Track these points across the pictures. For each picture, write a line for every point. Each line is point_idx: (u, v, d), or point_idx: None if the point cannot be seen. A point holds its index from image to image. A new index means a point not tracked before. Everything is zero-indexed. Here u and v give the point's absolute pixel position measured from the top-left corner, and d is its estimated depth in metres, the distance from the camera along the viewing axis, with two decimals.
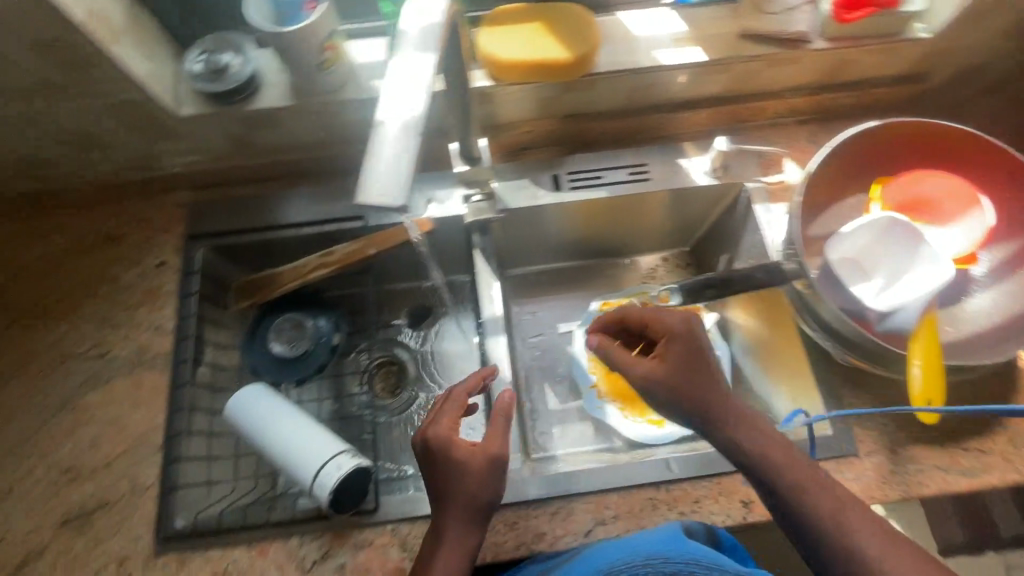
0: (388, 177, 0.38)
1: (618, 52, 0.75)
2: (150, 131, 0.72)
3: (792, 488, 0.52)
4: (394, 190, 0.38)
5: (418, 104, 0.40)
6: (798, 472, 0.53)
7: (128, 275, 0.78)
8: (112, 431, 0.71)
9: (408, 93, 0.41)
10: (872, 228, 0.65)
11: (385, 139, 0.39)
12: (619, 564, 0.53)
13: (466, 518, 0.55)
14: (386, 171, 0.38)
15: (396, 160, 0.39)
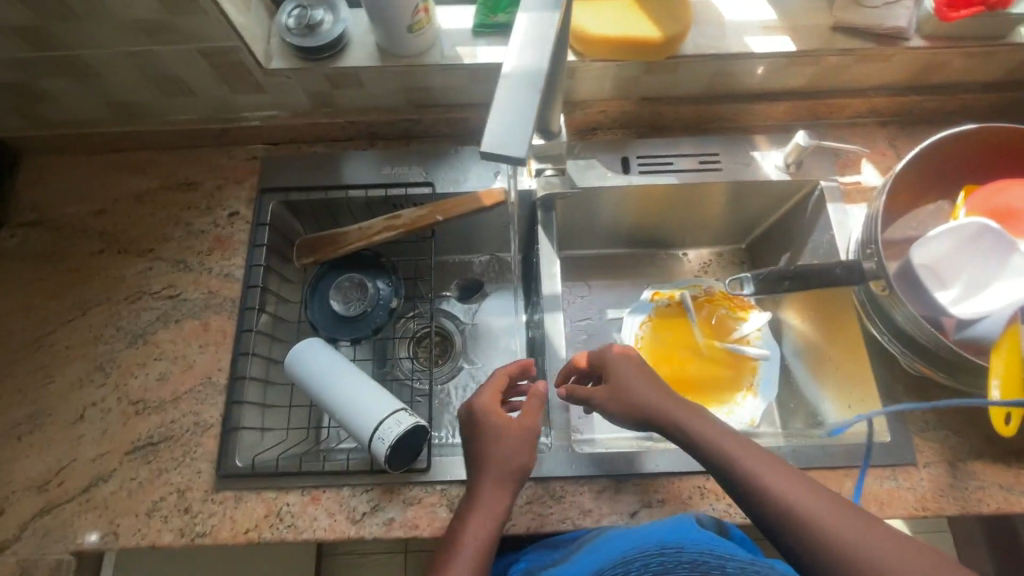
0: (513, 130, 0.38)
1: (706, 36, 0.73)
2: (237, 82, 0.74)
3: (776, 497, 0.49)
4: (513, 147, 0.38)
5: (539, 64, 0.40)
6: (780, 481, 0.50)
7: (201, 222, 0.81)
8: (178, 369, 0.73)
9: (527, 53, 0.41)
10: (958, 234, 0.63)
11: (510, 94, 0.40)
12: (632, 554, 0.55)
13: (498, 481, 0.56)
14: (510, 124, 0.39)
15: (515, 118, 0.39)
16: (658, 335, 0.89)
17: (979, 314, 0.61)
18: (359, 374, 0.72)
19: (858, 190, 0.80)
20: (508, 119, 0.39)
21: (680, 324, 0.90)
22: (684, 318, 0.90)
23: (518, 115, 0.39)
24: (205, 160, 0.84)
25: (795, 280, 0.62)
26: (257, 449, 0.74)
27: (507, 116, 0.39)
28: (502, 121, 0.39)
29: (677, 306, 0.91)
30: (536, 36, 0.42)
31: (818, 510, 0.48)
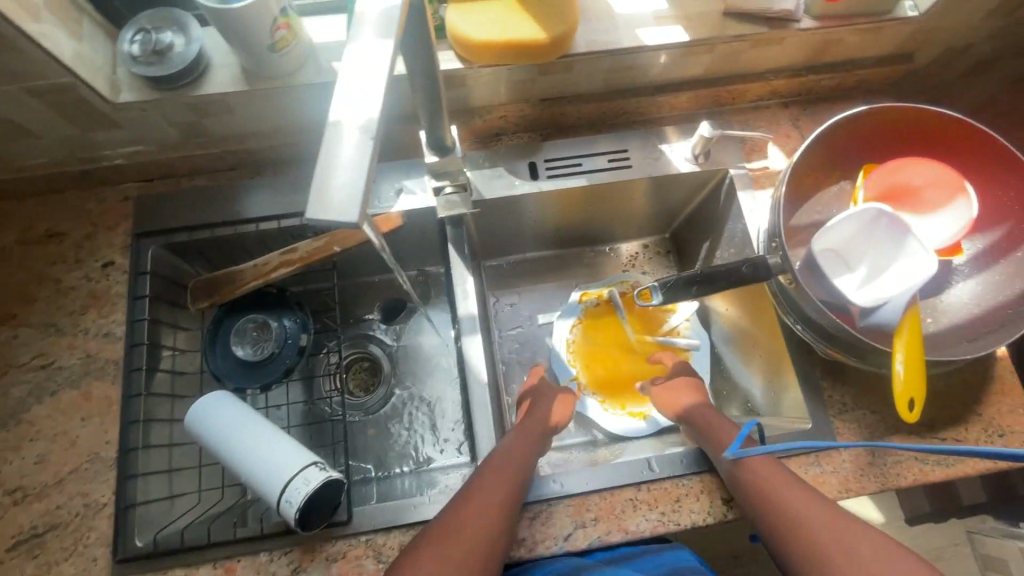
0: (343, 187, 0.34)
1: (597, 31, 0.70)
2: (86, 120, 0.66)
3: (767, 479, 0.57)
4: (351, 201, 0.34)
5: (378, 101, 0.36)
6: (767, 471, 0.58)
7: (71, 277, 0.72)
8: (60, 448, 0.66)
9: (366, 88, 0.37)
10: (860, 219, 0.63)
11: (340, 143, 0.35)
12: None
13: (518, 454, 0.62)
14: (342, 181, 0.34)
15: (352, 166, 0.35)
16: (590, 337, 0.89)
17: (880, 301, 0.61)
18: (265, 428, 0.66)
19: (766, 174, 0.79)
20: (341, 176, 0.34)
21: (610, 323, 0.90)
22: (614, 317, 0.90)
23: (349, 166, 0.35)
24: (70, 207, 0.75)
25: (703, 284, 0.61)
26: (164, 521, 0.67)
27: (336, 170, 0.34)
28: (332, 177, 0.34)
29: (606, 305, 0.90)
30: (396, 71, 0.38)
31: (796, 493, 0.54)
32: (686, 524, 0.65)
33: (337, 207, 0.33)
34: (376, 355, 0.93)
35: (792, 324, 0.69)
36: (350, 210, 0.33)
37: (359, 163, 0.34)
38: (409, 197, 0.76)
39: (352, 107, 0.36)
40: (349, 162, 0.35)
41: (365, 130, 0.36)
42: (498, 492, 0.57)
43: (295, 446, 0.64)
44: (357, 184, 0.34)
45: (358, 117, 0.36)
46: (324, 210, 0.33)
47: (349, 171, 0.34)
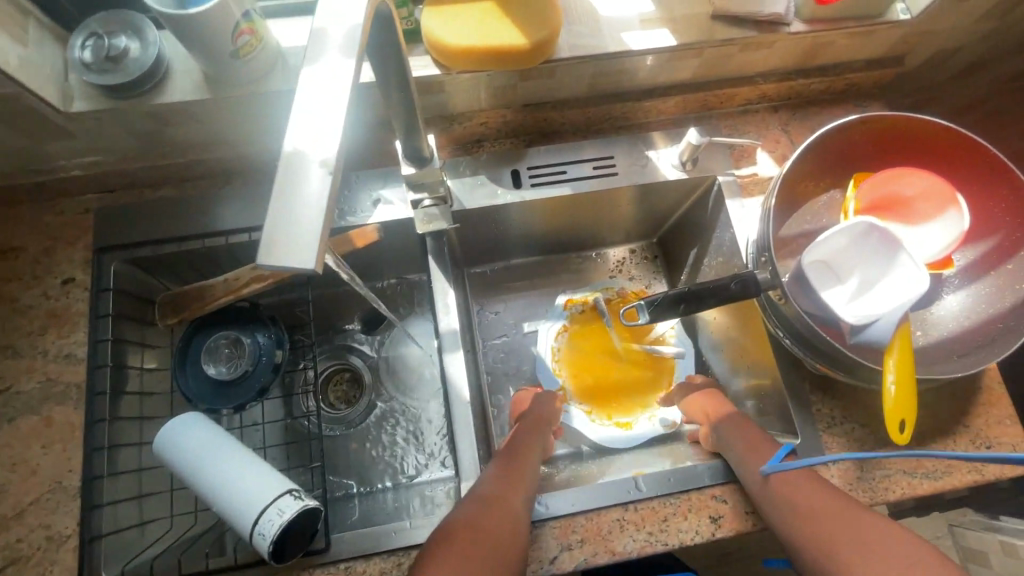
0: (299, 230, 0.31)
1: (580, 35, 0.67)
2: (37, 131, 0.61)
3: (795, 490, 0.56)
4: (309, 243, 0.31)
5: (340, 130, 0.34)
6: (794, 482, 0.57)
7: (28, 295, 0.68)
8: (19, 478, 0.62)
9: (324, 115, 0.34)
10: (850, 232, 0.61)
11: (297, 178, 0.32)
12: None
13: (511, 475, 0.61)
14: (298, 222, 0.31)
15: (310, 203, 0.32)
16: (576, 345, 0.87)
17: (869, 318, 0.59)
18: (238, 452, 0.63)
19: (754, 182, 0.77)
20: (297, 214, 0.32)
21: (596, 330, 0.88)
22: (601, 325, 0.88)
23: (306, 205, 0.32)
24: (26, 220, 0.71)
25: (691, 301, 0.59)
26: (133, 550, 0.64)
27: (291, 209, 0.32)
28: (287, 217, 0.31)
29: (593, 313, 0.88)
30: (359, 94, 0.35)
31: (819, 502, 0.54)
32: (674, 544, 0.64)
33: (292, 252, 0.30)
34: (358, 366, 0.90)
35: (780, 337, 0.68)
36: (307, 253, 0.30)
37: (316, 202, 0.32)
38: (387, 207, 0.73)
39: (311, 138, 0.33)
40: (307, 201, 0.32)
41: (324, 164, 0.33)
42: (505, 503, 0.57)
43: (269, 473, 0.61)
44: (314, 226, 0.31)
45: (316, 149, 0.33)
46: (276, 256, 0.30)
47: (306, 211, 0.31)
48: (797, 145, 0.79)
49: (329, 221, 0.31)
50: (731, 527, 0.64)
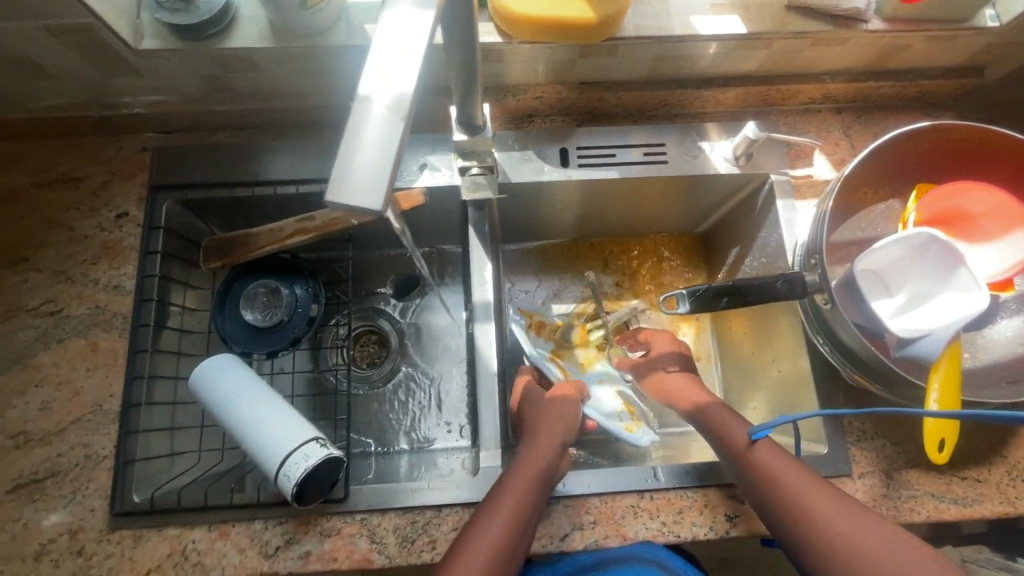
0: (366, 175, 0.31)
1: (648, 15, 0.66)
2: (108, 65, 0.63)
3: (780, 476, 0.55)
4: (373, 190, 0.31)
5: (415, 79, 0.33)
6: (778, 461, 0.56)
7: (84, 225, 0.71)
8: (63, 397, 0.65)
9: (399, 64, 0.34)
10: (906, 242, 0.59)
11: (369, 121, 0.32)
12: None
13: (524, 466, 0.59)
14: (366, 167, 0.32)
15: (376, 151, 0.32)
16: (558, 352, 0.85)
17: (920, 333, 0.57)
18: (270, 401, 0.65)
19: (808, 184, 0.75)
20: (365, 160, 0.32)
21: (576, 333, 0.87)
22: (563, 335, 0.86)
23: (375, 150, 0.32)
24: (87, 151, 0.73)
25: (734, 296, 0.57)
26: (163, 478, 0.67)
27: (360, 152, 0.32)
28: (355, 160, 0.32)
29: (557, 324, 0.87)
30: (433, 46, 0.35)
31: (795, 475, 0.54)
32: (686, 537, 0.64)
33: (357, 196, 0.31)
34: (385, 329, 0.92)
35: (818, 345, 0.67)
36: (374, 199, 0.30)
37: (386, 147, 0.32)
38: (433, 174, 0.74)
39: (385, 83, 0.33)
40: (375, 147, 0.32)
41: (396, 112, 0.33)
42: (508, 505, 0.55)
43: (297, 419, 0.63)
44: (380, 173, 0.31)
45: (390, 95, 0.33)
46: (342, 198, 0.30)
47: (374, 158, 0.32)
48: (858, 150, 0.76)
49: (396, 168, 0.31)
50: (747, 527, 0.64)
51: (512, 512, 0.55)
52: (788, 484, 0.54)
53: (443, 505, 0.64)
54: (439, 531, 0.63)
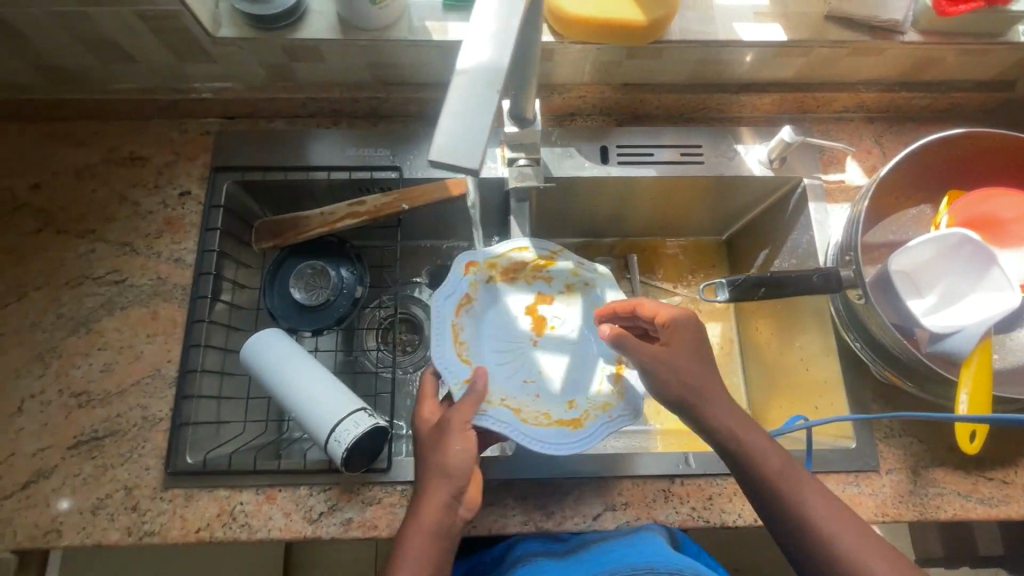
0: (463, 137, 0.33)
1: (694, 20, 0.69)
2: (186, 51, 0.68)
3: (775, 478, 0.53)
4: (465, 152, 0.33)
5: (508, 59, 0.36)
6: (774, 462, 0.53)
7: (149, 201, 0.75)
8: (124, 361, 0.69)
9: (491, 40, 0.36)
10: (939, 244, 0.62)
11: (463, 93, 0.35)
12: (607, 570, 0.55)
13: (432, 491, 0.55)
14: (460, 132, 0.33)
15: (471, 117, 0.34)
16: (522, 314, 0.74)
17: (952, 329, 0.60)
18: (320, 377, 0.67)
19: (840, 189, 0.78)
20: (461, 126, 0.34)
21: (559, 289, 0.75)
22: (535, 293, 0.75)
23: (470, 117, 0.34)
24: (154, 133, 0.78)
25: (771, 287, 0.60)
26: (211, 444, 0.70)
27: (457, 118, 0.34)
28: (451, 125, 0.34)
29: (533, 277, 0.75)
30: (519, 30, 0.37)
31: (811, 500, 0.52)
32: (715, 523, 0.65)
33: (455, 155, 0.33)
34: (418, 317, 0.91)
35: (849, 344, 0.69)
36: (471, 160, 0.33)
37: (480, 114, 0.34)
38: (478, 166, 0.77)
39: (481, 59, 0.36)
40: (472, 113, 0.34)
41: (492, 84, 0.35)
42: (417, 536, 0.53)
43: (345, 391, 0.66)
44: (477, 138, 0.33)
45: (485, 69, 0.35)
46: (443, 156, 0.33)
47: (471, 124, 0.34)
48: (889, 158, 0.79)
49: (492, 134, 0.33)
50: None
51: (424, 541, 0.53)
52: (801, 509, 0.52)
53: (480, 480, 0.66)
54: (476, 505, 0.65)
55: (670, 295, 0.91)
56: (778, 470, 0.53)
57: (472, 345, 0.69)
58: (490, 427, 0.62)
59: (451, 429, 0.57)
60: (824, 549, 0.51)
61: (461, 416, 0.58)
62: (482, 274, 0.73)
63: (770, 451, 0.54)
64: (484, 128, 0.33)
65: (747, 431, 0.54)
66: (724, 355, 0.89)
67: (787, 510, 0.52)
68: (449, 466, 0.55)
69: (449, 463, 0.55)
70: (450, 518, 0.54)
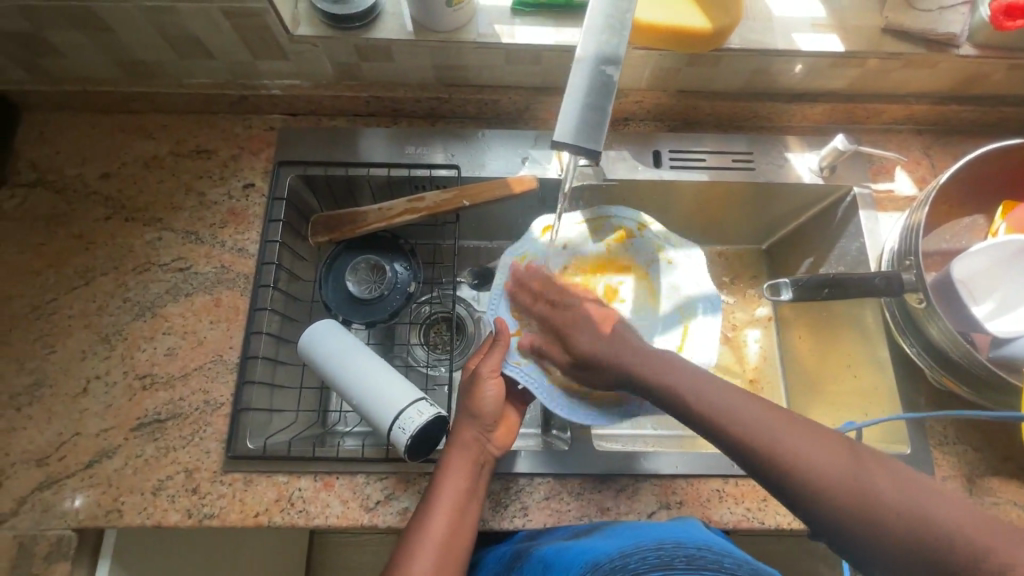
0: (585, 125, 0.44)
1: (753, 30, 0.72)
2: (263, 47, 0.71)
3: (825, 467, 0.48)
4: (586, 137, 0.44)
5: (620, 57, 0.45)
6: (819, 451, 0.49)
7: (214, 192, 0.77)
8: (189, 345, 0.71)
9: (604, 39, 0.45)
10: (998, 251, 0.63)
11: (580, 81, 0.44)
12: (629, 549, 0.51)
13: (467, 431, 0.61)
14: (582, 120, 0.44)
15: (590, 109, 0.44)
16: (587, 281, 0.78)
17: (1013, 334, 0.62)
18: (384, 367, 0.67)
19: (890, 198, 0.79)
20: (583, 114, 0.44)
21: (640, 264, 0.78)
22: (613, 261, 0.78)
23: (586, 104, 0.44)
24: (220, 127, 0.80)
25: (835, 287, 0.64)
26: (267, 431, 0.71)
27: (579, 106, 0.44)
28: (572, 110, 0.44)
29: (616, 247, 0.78)
30: (625, 29, 0.46)
31: (856, 475, 0.47)
32: (771, 525, 0.65)
33: (578, 139, 0.43)
34: (461, 313, 0.88)
35: (907, 352, 0.70)
36: (590, 144, 0.43)
37: (597, 106, 0.44)
38: (534, 166, 0.79)
39: (596, 55, 0.45)
40: (590, 105, 0.44)
41: (606, 79, 0.44)
42: (459, 457, 0.59)
43: (405, 380, 0.67)
44: (596, 126, 0.44)
45: (599, 64, 0.44)
46: (568, 140, 0.43)
47: (590, 114, 0.44)
48: (939, 170, 0.80)
49: (608, 124, 0.43)
50: None
51: (464, 467, 0.59)
52: (862, 493, 0.46)
53: (534, 475, 0.67)
54: (531, 499, 0.66)
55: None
56: (804, 448, 0.50)
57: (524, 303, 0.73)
58: (518, 381, 0.66)
59: (485, 374, 0.64)
60: (881, 528, 0.44)
61: (490, 365, 0.64)
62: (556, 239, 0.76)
63: (795, 432, 0.51)
64: (601, 118, 0.43)
65: (757, 420, 0.53)
66: (767, 364, 0.87)
67: (840, 498, 0.47)
68: (479, 410, 0.62)
69: (479, 407, 0.62)
70: (482, 450, 0.61)
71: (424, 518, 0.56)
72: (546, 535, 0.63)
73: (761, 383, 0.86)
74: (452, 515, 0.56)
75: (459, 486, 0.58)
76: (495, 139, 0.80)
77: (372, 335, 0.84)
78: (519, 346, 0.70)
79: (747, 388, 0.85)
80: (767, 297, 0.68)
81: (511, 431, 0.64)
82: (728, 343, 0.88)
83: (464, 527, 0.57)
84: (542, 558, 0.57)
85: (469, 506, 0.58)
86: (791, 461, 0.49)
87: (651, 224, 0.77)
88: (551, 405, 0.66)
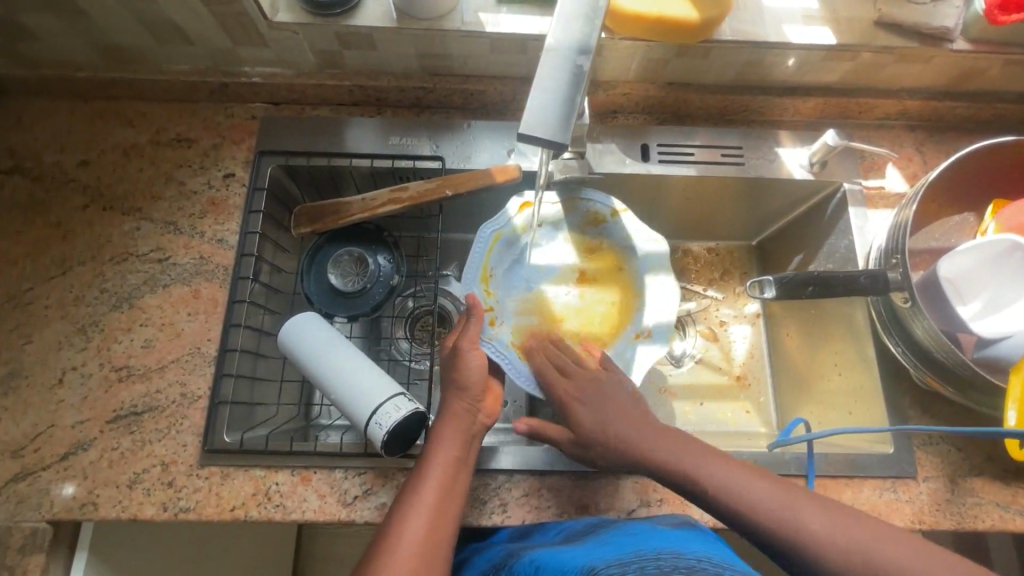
0: (554, 115, 0.42)
1: (742, 22, 0.71)
2: (242, 34, 0.70)
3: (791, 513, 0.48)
4: (555, 129, 0.43)
5: (592, 47, 0.44)
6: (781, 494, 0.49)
7: (193, 181, 0.76)
8: (166, 337, 0.70)
9: (576, 30, 0.44)
10: (985, 251, 0.62)
11: (553, 72, 0.43)
12: (631, 557, 0.49)
13: (461, 406, 0.60)
14: (549, 110, 0.43)
15: (560, 99, 0.43)
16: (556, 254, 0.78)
17: (1002, 334, 0.61)
18: (361, 360, 0.67)
19: (880, 195, 0.77)
20: (552, 105, 0.43)
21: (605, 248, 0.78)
22: (584, 242, 0.78)
23: (559, 94, 0.43)
24: (201, 115, 0.79)
25: (819, 286, 0.63)
26: (245, 425, 0.70)
27: (549, 98, 0.43)
28: (543, 101, 0.43)
29: (589, 229, 0.78)
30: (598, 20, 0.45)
31: (873, 544, 0.44)
32: None
33: (547, 130, 0.42)
34: (445, 307, 0.87)
35: (891, 350, 0.70)
36: (559, 137, 0.42)
37: (567, 97, 0.43)
38: (520, 159, 0.77)
39: (567, 45, 0.44)
40: (560, 96, 0.43)
41: (577, 72, 0.43)
42: (451, 425, 0.59)
43: (383, 375, 0.66)
44: (566, 118, 0.42)
45: (570, 57, 0.44)
46: (537, 131, 0.42)
47: (559, 105, 0.43)
48: (930, 167, 0.79)
49: (578, 115, 0.42)
50: None
51: (457, 434, 0.59)
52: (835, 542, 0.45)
53: (514, 471, 0.66)
54: (510, 495, 0.65)
55: (700, 296, 0.90)
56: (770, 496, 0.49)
57: (499, 279, 0.74)
58: (490, 355, 0.68)
59: (465, 348, 0.63)
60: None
61: (469, 339, 0.64)
62: (535, 218, 0.75)
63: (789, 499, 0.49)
64: (572, 109, 0.42)
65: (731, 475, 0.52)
66: (754, 362, 0.87)
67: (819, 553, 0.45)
68: (465, 382, 0.61)
69: (465, 378, 0.61)
70: (473, 421, 0.60)
71: (415, 484, 0.55)
72: (539, 535, 0.62)
73: (748, 379, 0.86)
74: (444, 480, 0.55)
75: (450, 455, 0.57)
76: (481, 131, 0.78)
77: (355, 328, 0.83)
78: (491, 320, 0.71)
79: (733, 386, 0.85)
80: (753, 293, 0.67)
81: (498, 400, 0.64)
82: (715, 339, 0.88)
83: (455, 496, 0.55)
84: (536, 560, 0.56)
85: (458, 476, 0.57)
86: (792, 530, 0.47)
87: (624, 211, 0.76)
88: (518, 378, 0.68)
